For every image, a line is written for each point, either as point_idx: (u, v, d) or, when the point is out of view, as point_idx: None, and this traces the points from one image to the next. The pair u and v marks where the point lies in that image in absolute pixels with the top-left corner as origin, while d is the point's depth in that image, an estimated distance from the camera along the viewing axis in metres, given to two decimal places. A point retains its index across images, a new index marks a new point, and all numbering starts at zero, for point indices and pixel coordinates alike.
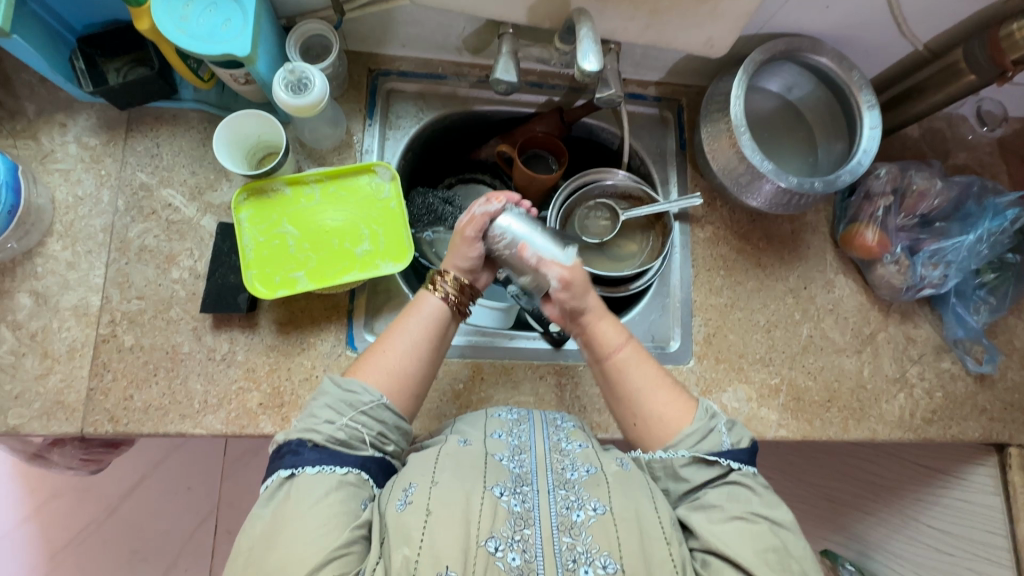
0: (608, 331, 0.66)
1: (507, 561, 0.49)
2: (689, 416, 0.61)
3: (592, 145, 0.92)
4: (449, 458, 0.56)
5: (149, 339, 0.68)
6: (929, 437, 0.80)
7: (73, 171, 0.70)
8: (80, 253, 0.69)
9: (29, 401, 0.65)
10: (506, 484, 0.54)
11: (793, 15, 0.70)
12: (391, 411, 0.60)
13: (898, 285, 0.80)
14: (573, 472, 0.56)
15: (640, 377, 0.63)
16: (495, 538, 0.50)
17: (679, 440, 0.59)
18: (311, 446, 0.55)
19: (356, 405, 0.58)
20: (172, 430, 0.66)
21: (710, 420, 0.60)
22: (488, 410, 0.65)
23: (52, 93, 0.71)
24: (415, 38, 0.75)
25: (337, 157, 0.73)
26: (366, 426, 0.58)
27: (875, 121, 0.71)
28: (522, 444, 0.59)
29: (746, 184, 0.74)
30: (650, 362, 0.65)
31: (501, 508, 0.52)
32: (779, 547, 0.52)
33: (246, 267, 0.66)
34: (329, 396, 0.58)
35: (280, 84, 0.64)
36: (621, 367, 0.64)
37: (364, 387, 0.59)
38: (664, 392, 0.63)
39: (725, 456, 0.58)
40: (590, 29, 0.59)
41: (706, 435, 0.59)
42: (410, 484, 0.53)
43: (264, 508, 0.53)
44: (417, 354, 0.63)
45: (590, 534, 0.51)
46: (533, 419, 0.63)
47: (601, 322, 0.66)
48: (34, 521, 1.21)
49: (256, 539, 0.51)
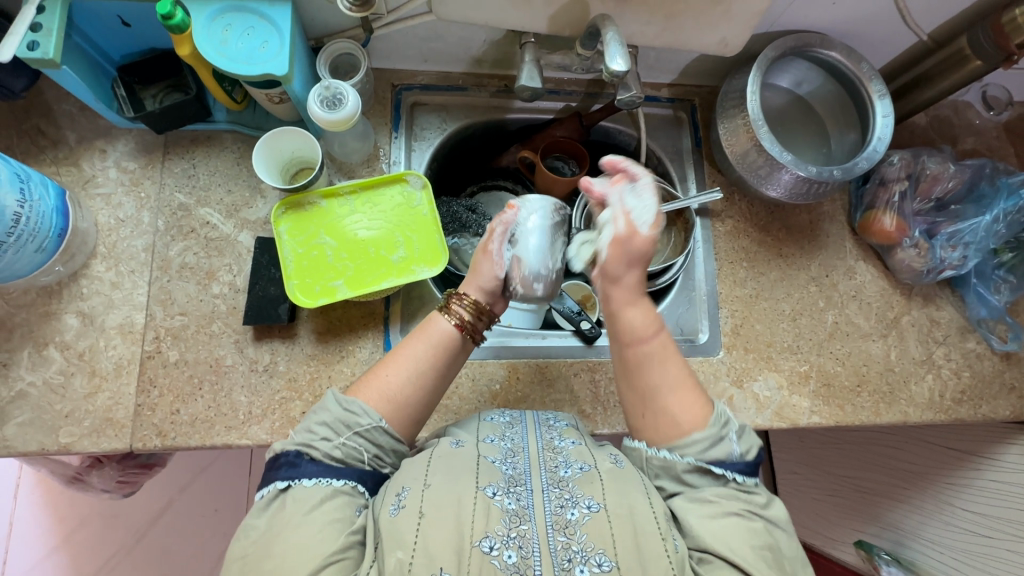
0: (637, 318, 0.65)
1: (504, 559, 0.50)
2: (701, 422, 0.59)
3: (608, 148, 0.94)
4: (442, 461, 0.57)
5: (193, 354, 0.69)
6: (960, 417, 0.81)
7: (115, 195, 0.73)
8: (123, 272, 0.71)
9: (79, 419, 0.67)
10: (499, 484, 0.55)
11: (802, 12, 0.72)
12: (388, 434, 0.60)
13: (918, 268, 0.81)
14: (566, 470, 0.57)
15: (660, 374, 0.62)
16: (489, 538, 0.50)
17: (686, 444, 0.58)
18: (309, 459, 0.56)
19: (353, 426, 0.58)
20: (219, 442, 0.68)
21: (721, 428, 0.59)
22: (481, 415, 0.66)
23: (92, 121, 0.74)
24: (438, 53, 0.77)
25: (367, 169, 0.76)
26: (363, 446, 0.58)
27: (887, 110, 0.74)
28: (515, 447, 0.60)
29: (765, 176, 0.76)
30: (674, 359, 0.64)
31: (494, 507, 0.53)
32: (773, 544, 0.54)
33: (287, 279, 0.67)
34: (328, 413, 0.59)
35: (316, 100, 0.66)
36: (644, 360, 0.63)
37: (363, 409, 0.59)
38: (682, 394, 0.61)
39: (728, 466, 0.58)
40: (616, 33, 0.61)
41: (716, 443, 0.58)
42: (403, 488, 0.55)
43: (258, 517, 0.54)
44: (420, 382, 0.63)
45: (585, 533, 0.52)
46: (525, 421, 0.64)
47: (629, 310, 0.65)
48: (64, 550, 1.21)
49: (251, 548, 0.51)
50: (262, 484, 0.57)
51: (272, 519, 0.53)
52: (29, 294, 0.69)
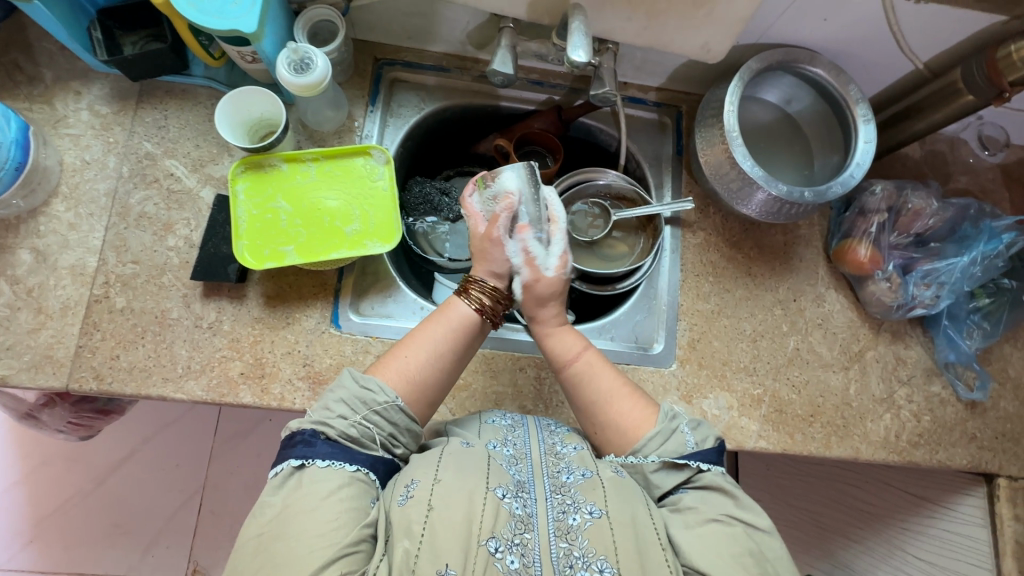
0: (567, 341, 0.69)
1: (507, 563, 0.50)
2: (650, 422, 0.63)
3: (588, 147, 0.92)
4: (452, 457, 0.57)
5: (139, 303, 0.70)
6: (914, 460, 0.79)
7: (84, 136, 0.73)
8: (81, 215, 0.71)
9: (20, 353, 0.67)
10: (508, 486, 0.55)
11: (792, 25, 0.70)
12: (404, 413, 0.60)
13: (888, 303, 0.79)
14: (568, 476, 0.58)
15: (597, 386, 0.66)
16: (496, 539, 0.51)
17: (642, 443, 0.61)
18: (324, 438, 0.56)
19: (369, 404, 0.58)
20: (154, 393, 0.68)
21: (670, 422, 0.62)
22: (482, 418, 0.66)
23: (71, 62, 0.75)
24: (420, 31, 0.77)
25: (337, 140, 0.76)
26: (378, 426, 0.59)
27: (870, 135, 0.71)
28: (517, 453, 0.60)
29: (737, 191, 0.74)
30: (609, 368, 0.68)
31: (502, 508, 0.53)
32: (754, 550, 0.54)
33: (237, 239, 0.67)
34: (345, 390, 0.59)
35: (284, 63, 0.65)
36: (582, 373, 0.67)
37: (380, 386, 0.60)
38: (625, 399, 0.65)
39: (693, 457, 0.59)
40: (583, 23, 0.60)
41: (670, 437, 0.61)
42: (412, 480, 0.55)
43: (275, 494, 0.54)
44: (441, 363, 0.64)
45: (586, 538, 0.52)
46: (527, 426, 0.65)
47: (552, 335, 0.70)
48: (24, 487, 1.23)
49: (267, 527, 0.51)
50: (274, 461, 0.57)
51: (289, 496, 0.53)
52: None
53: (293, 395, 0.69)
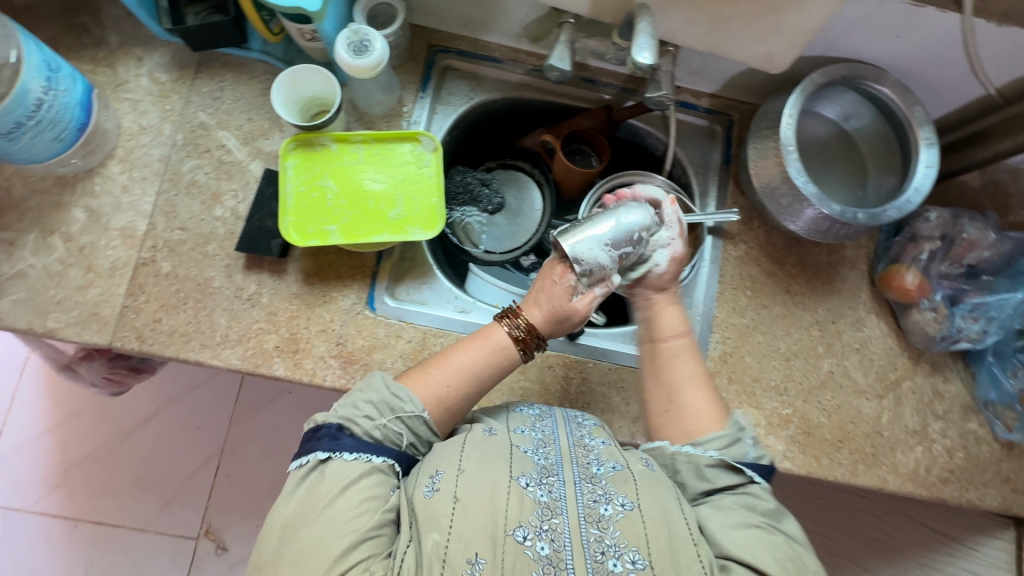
0: (673, 319, 0.69)
1: (537, 550, 0.52)
2: (719, 424, 0.62)
3: (634, 149, 0.91)
4: (476, 446, 0.58)
5: (184, 269, 0.71)
6: (943, 497, 0.76)
7: (142, 102, 0.75)
8: (135, 178, 0.73)
9: (69, 308, 0.69)
10: (532, 475, 0.56)
11: (861, 40, 0.68)
12: (428, 426, 0.60)
13: (931, 333, 0.77)
14: (599, 467, 0.58)
15: (689, 368, 0.66)
16: (523, 528, 0.52)
17: (708, 440, 0.61)
18: (349, 434, 0.57)
19: (396, 410, 0.59)
20: (192, 358, 0.70)
21: (739, 431, 0.61)
22: (510, 404, 0.66)
23: (135, 29, 0.76)
24: (477, 20, 0.76)
25: (385, 123, 0.76)
26: (403, 431, 0.59)
27: (932, 160, 0.68)
28: (546, 439, 0.61)
29: (786, 207, 0.72)
30: (699, 360, 0.67)
31: (527, 497, 0.54)
32: (794, 557, 0.54)
33: (283, 214, 0.68)
34: (375, 393, 0.59)
35: (343, 43, 0.65)
36: (669, 355, 0.67)
37: (409, 396, 0.60)
38: (703, 391, 0.65)
39: (749, 467, 0.59)
40: (649, 23, 0.60)
41: (733, 443, 0.60)
42: (437, 471, 0.56)
43: (295, 487, 0.55)
44: (471, 387, 0.63)
45: (618, 528, 0.53)
46: (555, 415, 0.64)
47: (665, 307, 0.70)
48: (54, 434, 1.28)
49: (289, 517, 0.54)
50: (297, 453, 0.58)
51: (309, 490, 0.54)
52: (47, 181, 0.72)
53: (325, 372, 0.70)
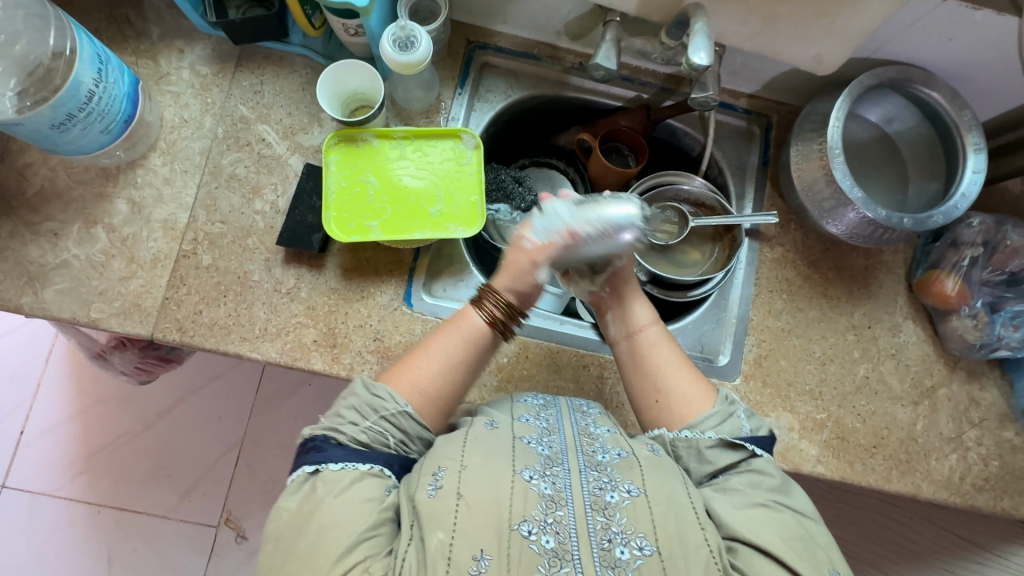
0: (642, 311, 0.69)
1: (542, 543, 0.50)
2: (709, 401, 0.63)
3: (668, 149, 0.91)
4: (478, 441, 0.56)
5: (224, 262, 0.72)
6: (977, 505, 0.76)
7: (183, 95, 0.75)
8: (176, 171, 0.73)
9: (111, 298, 0.70)
10: (535, 467, 0.55)
11: (912, 43, 0.67)
12: (413, 420, 0.59)
13: (971, 341, 0.76)
14: (604, 455, 0.57)
15: (666, 355, 0.66)
16: (529, 522, 0.51)
17: (702, 420, 0.60)
18: (336, 443, 0.56)
19: (379, 410, 0.58)
20: (231, 350, 0.70)
21: (730, 406, 0.62)
22: (514, 396, 0.65)
23: (177, 21, 0.77)
24: (518, 16, 0.76)
25: (424, 119, 0.76)
26: (388, 431, 0.58)
27: (979, 165, 0.68)
28: (551, 427, 0.60)
29: (828, 210, 0.72)
30: (674, 345, 0.68)
31: (531, 490, 0.53)
32: (804, 535, 0.54)
33: (326, 209, 0.68)
34: (356, 398, 0.59)
35: (389, 39, 0.65)
36: (648, 345, 0.67)
37: (390, 394, 0.59)
38: (686, 373, 0.65)
39: (747, 441, 0.59)
40: (705, 24, 0.59)
41: (728, 419, 0.61)
42: (439, 467, 0.54)
43: (286, 498, 0.54)
44: (451, 375, 0.62)
45: (624, 515, 0.52)
46: (559, 405, 0.64)
47: (634, 298, 0.69)
48: (79, 421, 1.29)
49: (283, 528, 0.53)
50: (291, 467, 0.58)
51: (300, 499, 0.53)
52: (90, 172, 0.72)
53: (362, 367, 0.71)
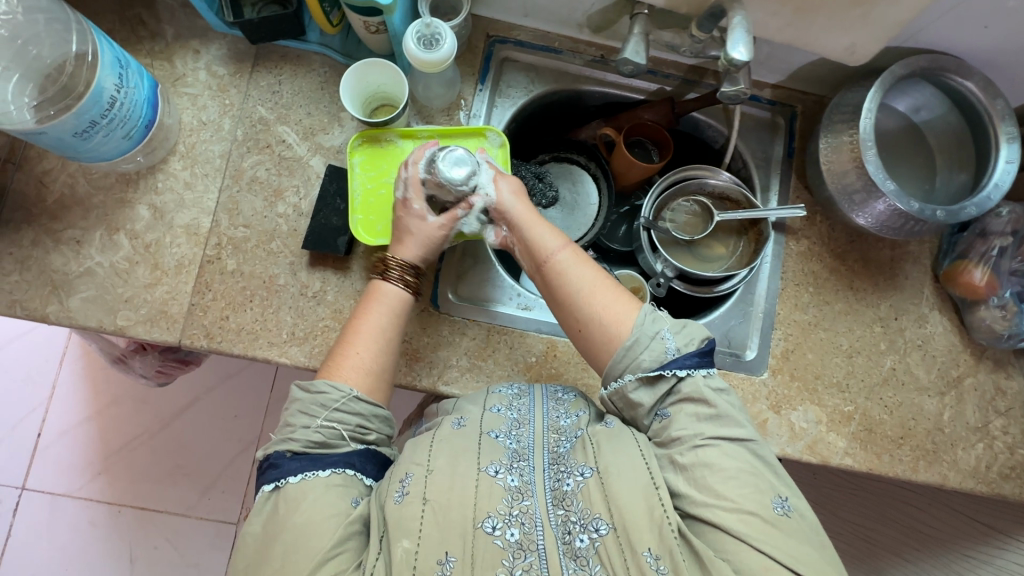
0: (546, 236, 0.64)
1: (506, 537, 0.51)
2: (632, 316, 0.59)
3: (692, 141, 0.90)
4: (444, 441, 0.57)
5: (249, 267, 0.71)
6: (1003, 493, 0.76)
7: (201, 96, 0.74)
8: (197, 174, 0.72)
9: (137, 306, 0.69)
10: (502, 461, 0.56)
11: (946, 30, 0.65)
12: (364, 402, 0.59)
13: (998, 331, 0.76)
14: (566, 447, 0.58)
15: (580, 279, 0.61)
16: (492, 517, 0.52)
17: (621, 357, 0.57)
18: (291, 455, 0.56)
19: (327, 405, 0.57)
20: (260, 355, 0.70)
21: (651, 327, 0.58)
22: (489, 387, 0.65)
23: (191, 20, 0.75)
24: (539, 10, 0.74)
25: (445, 117, 0.75)
26: (342, 423, 0.57)
27: (1014, 155, 0.66)
28: (522, 418, 0.61)
29: (859, 202, 0.71)
30: (591, 264, 0.62)
31: (496, 485, 0.54)
32: (747, 468, 0.52)
33: (353, 212, 0.70)
34: (298, 402, 0.58)
35: (414, 37, 0.64)
36: (558, 272, 0.62)
37: (330, 386, 0.58)
38: (606, 292, 0.60)
39: (672, 366, 0.56)
40: (744, 17, 0.58)
41: (650, 345, 0.57)
42: (406, 475, 0.55)
43: (255, 519, 0.54)
44: (388, 348, 0.62)
45: (580, 500, 0.53)
46: (533, 393, 0.64)
47: (536, 227, 0.64)
48: (95, 422, 1.30)
49: (252, 552, 0.52)
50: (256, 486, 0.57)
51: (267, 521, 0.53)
52: (110, 178, 0.71)
53: None
